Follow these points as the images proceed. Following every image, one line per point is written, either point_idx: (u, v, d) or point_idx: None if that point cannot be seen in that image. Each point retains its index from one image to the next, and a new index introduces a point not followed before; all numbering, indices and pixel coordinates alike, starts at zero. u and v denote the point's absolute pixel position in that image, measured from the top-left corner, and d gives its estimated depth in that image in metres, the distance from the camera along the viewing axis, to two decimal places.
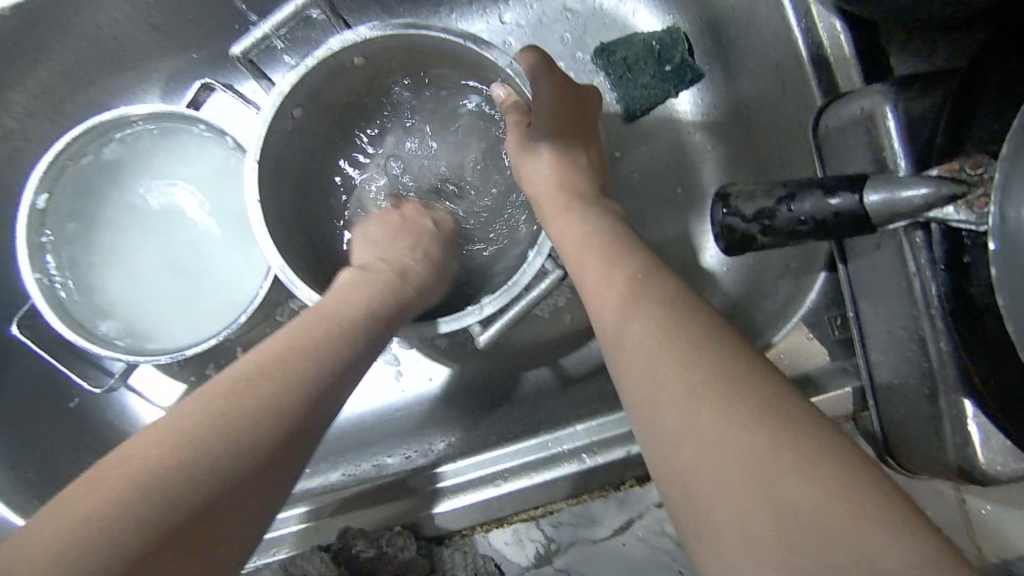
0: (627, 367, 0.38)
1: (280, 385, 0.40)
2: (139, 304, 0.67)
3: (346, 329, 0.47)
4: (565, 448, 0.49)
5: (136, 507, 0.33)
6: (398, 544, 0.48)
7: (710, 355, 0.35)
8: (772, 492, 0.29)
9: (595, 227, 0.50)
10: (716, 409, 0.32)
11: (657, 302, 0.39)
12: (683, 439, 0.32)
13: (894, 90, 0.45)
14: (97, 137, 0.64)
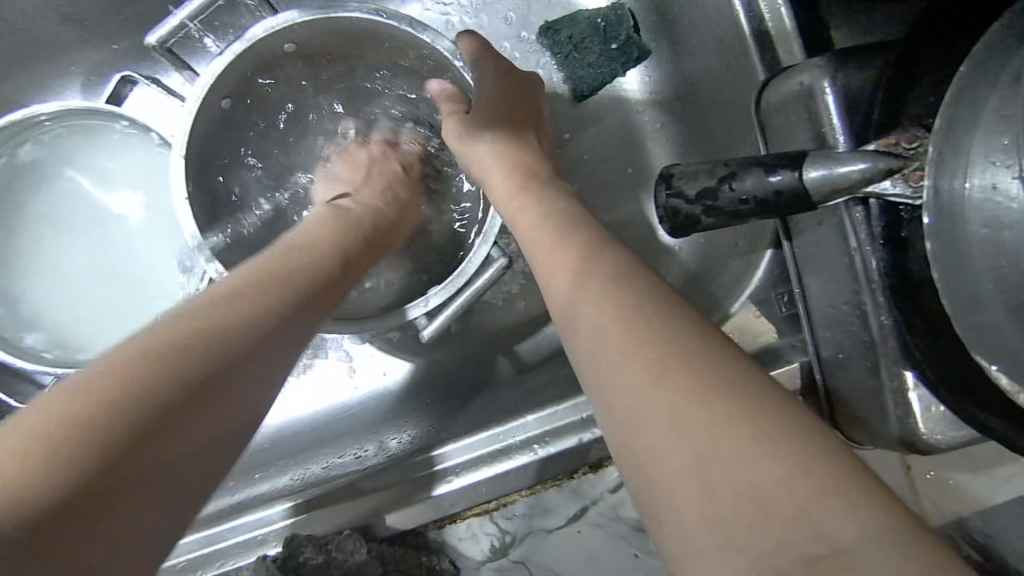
0: (583, 349, 0.36)
1: (218, 327, 0.36)
2: (70, 311, 0.63)
3: (297, 271, 0.42)
4: (517, 440, 0.48)
5: (51, 461, 0.29)
6: (347, 548, 0.46)
7: (667, 329, 0.33)
8: (732, 473, 0.28)
9: (550, 203, 0.46)
10: (675, 386, 0.31)
11: (612, 278, 0.37)
12: (641, 414, 0.31)
13: (832, 63, 0.44)
14: (11, 136, 0.60)
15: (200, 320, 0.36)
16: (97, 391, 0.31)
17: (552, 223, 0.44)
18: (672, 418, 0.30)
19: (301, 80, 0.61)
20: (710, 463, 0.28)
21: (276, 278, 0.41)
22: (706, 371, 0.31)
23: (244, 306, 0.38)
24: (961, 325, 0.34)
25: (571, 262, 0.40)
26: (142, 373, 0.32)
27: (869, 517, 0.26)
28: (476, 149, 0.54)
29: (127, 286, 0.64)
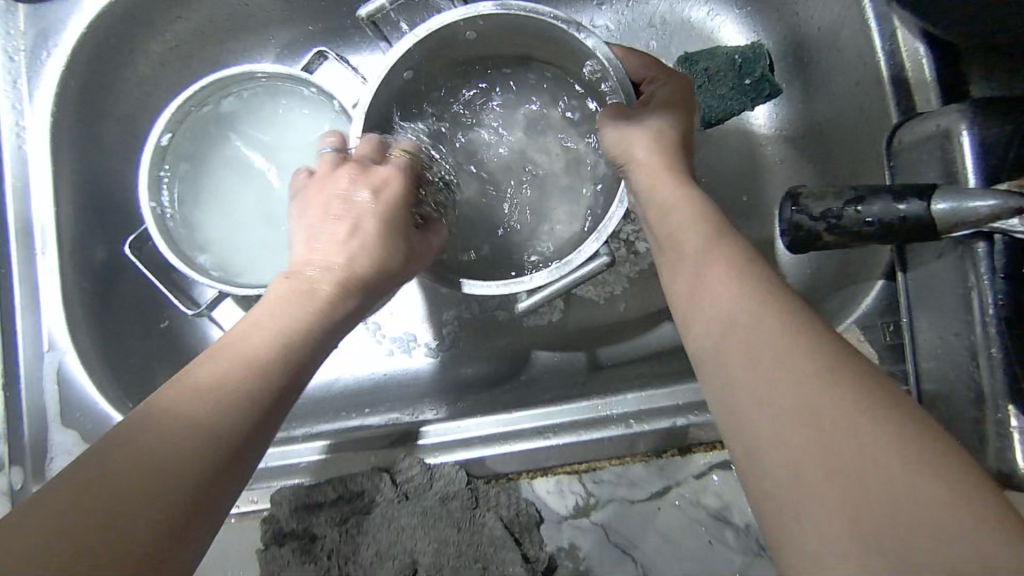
0: (709, 327, 0.37)
1: (230, 393, 0.39)
2: (234, 243, 0.72)
3: (289, 333, 0.43)
4: (613, 413, 0.53)
5: (98, 527, 0.32)
6: (448, 475, 0.52)
7: (797, 326, 0.34)
8: (852, 474, 0.29)
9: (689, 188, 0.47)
10: (802, 384, 0.32)
11: (747, 264, 0.39)
12: (759, 409, 0.33)
13: (972, 110, 0.47)
14: (218, 89, 0.70)
15: (230, 379, 0.40)
16: (121, 469, 0.34)
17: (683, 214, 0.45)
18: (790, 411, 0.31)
19: (466, 76, 0.63)
20: (832, 457, 0.29)
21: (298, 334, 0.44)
22: (830, 374, 0.32)
23: (263, 361, 0.41)
24: None
25: (704, 255, 0.41)
26: (161, 448, 0.35)
27: (980, 525, 0.26)
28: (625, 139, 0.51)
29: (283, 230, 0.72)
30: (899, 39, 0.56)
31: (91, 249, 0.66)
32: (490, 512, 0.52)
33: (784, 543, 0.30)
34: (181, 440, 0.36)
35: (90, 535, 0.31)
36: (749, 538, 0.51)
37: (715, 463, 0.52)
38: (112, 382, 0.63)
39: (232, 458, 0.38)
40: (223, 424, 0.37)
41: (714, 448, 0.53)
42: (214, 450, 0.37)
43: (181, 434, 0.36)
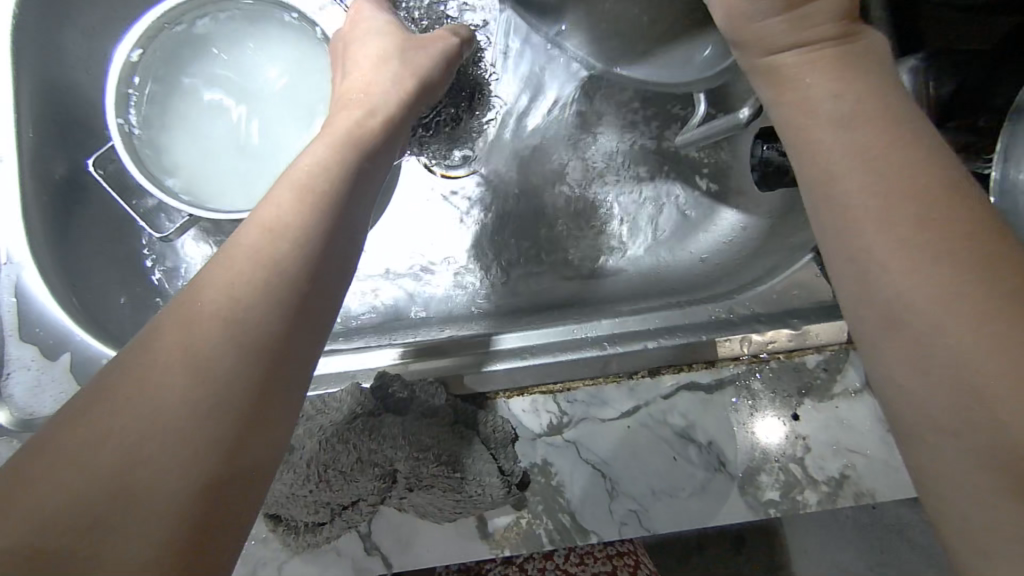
0: (829, 209, 0.35)
1: (234, 318, 0.34)
2: (206, 171, 0.70)
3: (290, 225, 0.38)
4: (589, 336, 0.56)
5: (153, 486, 0.29)
6: (428, 391, 0.53)
7: (942, 217, 0.32)
8: (977, 392, 0.29)
9: (838, 83, 0.36)
10: (945, 292, 0.31)
11: (884, 134, 0.34)
12: (904, 332, 0.32)
13: (926, 61, 0.51)
14: (193, 8, 0.67)
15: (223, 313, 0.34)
16: (151, 426, 0.30)
17: (827, 129, 0.35)
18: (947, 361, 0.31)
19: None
20: (978, 401, 0.30)
21: (302, 244, 0.37)
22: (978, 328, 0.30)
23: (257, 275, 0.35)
24: None
25: (860, 190, 0.34)
26: (179, 395, 0.31)
27: None
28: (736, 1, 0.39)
29: (256, 160, 0.71)
30: None
31: (52, 163, 0.64)
32: (467, 429, 0.53)
33: (915, 432, 0.32)
34: (205, 382, 0.32)
35: (149, 496, 0.29)
36: (711, 455, 0.54)
37: (682, 384, 0.55)
38: (68, 300, 0.60)
39: (277, 382, 0.34)
40: (234, 365, 0.33)
41: (681, 370, 0.56)
42: (251, 379, 0.33)
43: (199, 373, 0.32)
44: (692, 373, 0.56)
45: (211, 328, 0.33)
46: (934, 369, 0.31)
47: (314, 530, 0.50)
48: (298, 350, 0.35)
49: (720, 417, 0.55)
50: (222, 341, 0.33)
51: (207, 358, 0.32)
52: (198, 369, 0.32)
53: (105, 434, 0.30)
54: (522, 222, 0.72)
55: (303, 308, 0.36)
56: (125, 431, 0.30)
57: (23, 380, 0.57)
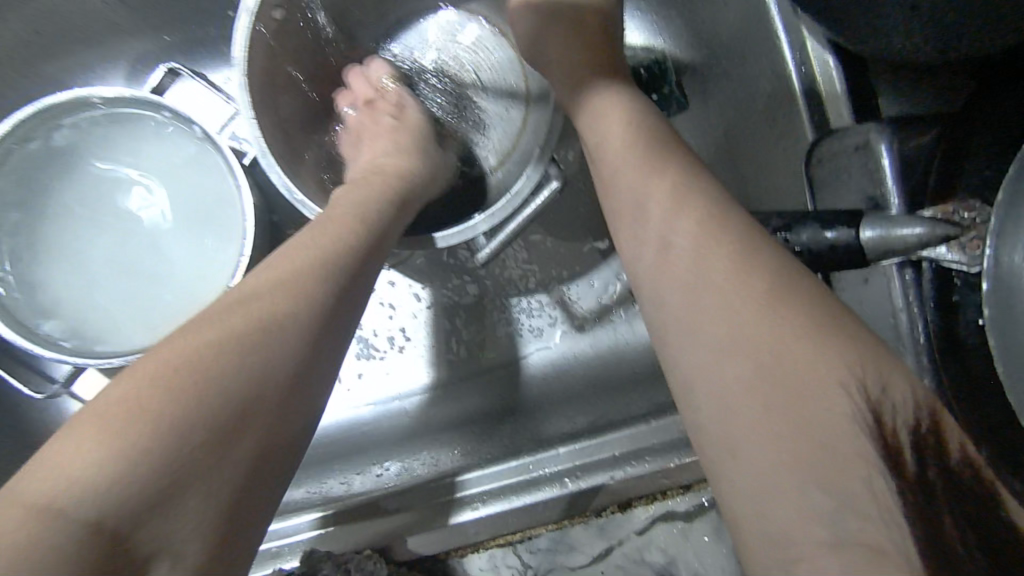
0: (676, 292, 0.32)
1: (214, 409, 0.31)
2: (89, 305, 0.62)
3: (287, 314, 0.35)
4: (547, 471, 0.47)
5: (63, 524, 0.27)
6: (367, 569, 0.46)
7: (797, 302, 0.30)
8: (829, 474, 0.26)
9: (679, 205, 0.34)
10: (801, 371, 0.28)
11: (717, 225, 0.33)
12: (747, 419, 0.28)
13: (888, 130, 0.46)
14: (43, 122, 0.60)
15: (230, 330, 0.33)
16: (96, 466, 0.28)
17: (665, 225, 0.34)
18: (812, 437, 0.27)
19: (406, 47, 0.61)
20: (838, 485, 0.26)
21: (294, 347, 0.35)
22: (809, 343, 0.28)
23: (254, 329, 0.34)
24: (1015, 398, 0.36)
25: (709, 265, 0.32)
26: (138, 457, 0.29)
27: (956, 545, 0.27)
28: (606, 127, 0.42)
29: (151, 281, 0.63)
30: (809, 51, 0.53)
31: None
32: None
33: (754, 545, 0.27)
34: (158, 465, 0.29)
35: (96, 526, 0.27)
36: None
37: (656, 515, 0.49)
38: None
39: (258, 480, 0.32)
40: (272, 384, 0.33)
41: (655, 500, 0.49)
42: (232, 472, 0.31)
43: (175, 461, 0.29)
44: (667, 501, 0.49)
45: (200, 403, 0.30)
46: (784, 460, 0.27)
47: None
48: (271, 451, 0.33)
49: (703, 548, 0.49)
50: (236, 371, 0.32)
51: (188, 441, 0.30)
52: (242, 340, 0.33)
53: (137, 401, 0.30)
54: (449, 324, 0.62)
55: (286, 400, 0.34)
56: (78, 465, 0.28)
57: None
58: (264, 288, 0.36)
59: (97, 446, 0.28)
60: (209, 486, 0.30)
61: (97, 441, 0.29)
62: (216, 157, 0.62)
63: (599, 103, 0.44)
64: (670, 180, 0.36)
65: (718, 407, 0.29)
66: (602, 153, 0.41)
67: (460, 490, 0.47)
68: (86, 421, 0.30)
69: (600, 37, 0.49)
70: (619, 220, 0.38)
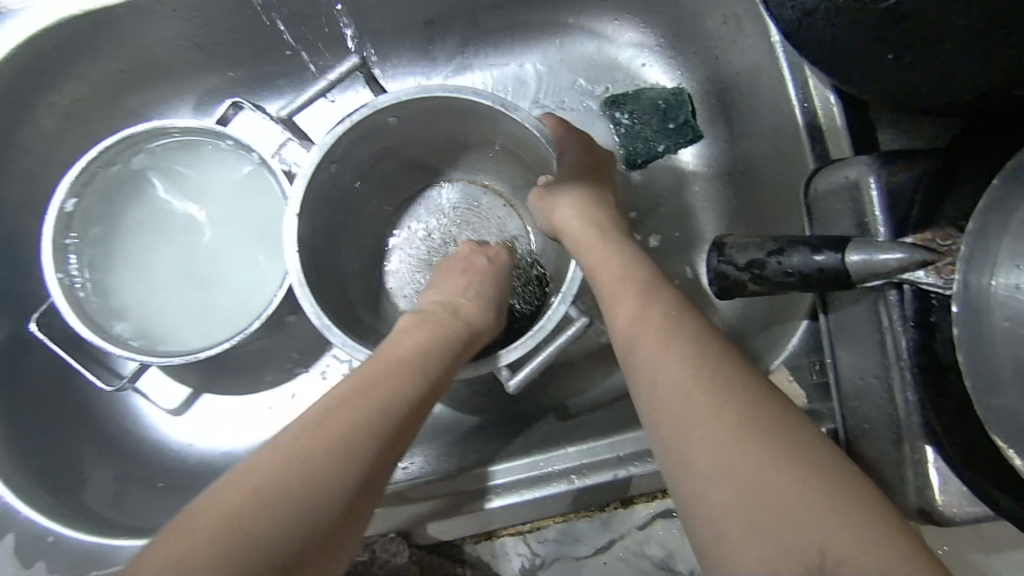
0: (659, 394, 0.42)
1: (347, 429, 0.42)
2: (156, 308, 0.69)
3: (402, 373, 0.47)
4: (556, 468, 0.52)
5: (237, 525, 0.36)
6: (390, 550, 0.51)
7: (747, 392, 0.40)
8: (790, 522, 0.34)
9: (663, 321, 0.45)
10: (756, 448, 0.37)
11: (690, 337, 0.43)
12: (719, 485, 0.36)
13: (880, 162, 0.49)
14: (126, 147, 0.68)
15: (361, 381, 0.45)
16: (263, 478, 0.39)
17: (650, 335, 0.45)
18: (770, 494, 0.35)
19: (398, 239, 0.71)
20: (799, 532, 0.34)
21: (400, 389, 0.46)
22: (762, 425, 0.38)
23: (358, 417, 0.43)
24: (983, 408, 0.40)
25: (680, 368, 0.42)
26: (292, 467, 0.39)
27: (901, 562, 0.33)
28: (576, 227, 0.56)
29: (210, 289, 0.70)
30: (810, 88, 0.58)
31: None
32: None
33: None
34: (309, 470, 0.39)
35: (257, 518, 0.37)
36: None
37: (657, 513, 0.53)
38: (23, 464, 0.60)
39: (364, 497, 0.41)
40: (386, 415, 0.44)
41: (655, 499, 0.53)
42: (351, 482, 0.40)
43: (317, 460, 0.40)
44: (667, 501, 0.53)
45: (340, 426, 0.42)
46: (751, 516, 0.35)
47: None
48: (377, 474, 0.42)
49: None
50: (344, 453, 0.41)
51: (322, 452, 0.40)
52: (370, 385, 0.45)
53: (300, 434, 0.41)
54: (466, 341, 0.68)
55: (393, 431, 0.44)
56: (253, 476, 0.39)
57: None
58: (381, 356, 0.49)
59: (265, 468, 0.39)
60: (334, 488, 0.39)
61: (271, 459, 0.40)
62: (271, 180, 0.70)
63: (579, 213, 0.57)
64: (654, 302, 0.47)
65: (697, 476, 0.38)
66: (586, 252, 0.54)
67: (493, 478, 0.51)
68: (217, 507, 0.37)
69: (590, 164, 0.62)
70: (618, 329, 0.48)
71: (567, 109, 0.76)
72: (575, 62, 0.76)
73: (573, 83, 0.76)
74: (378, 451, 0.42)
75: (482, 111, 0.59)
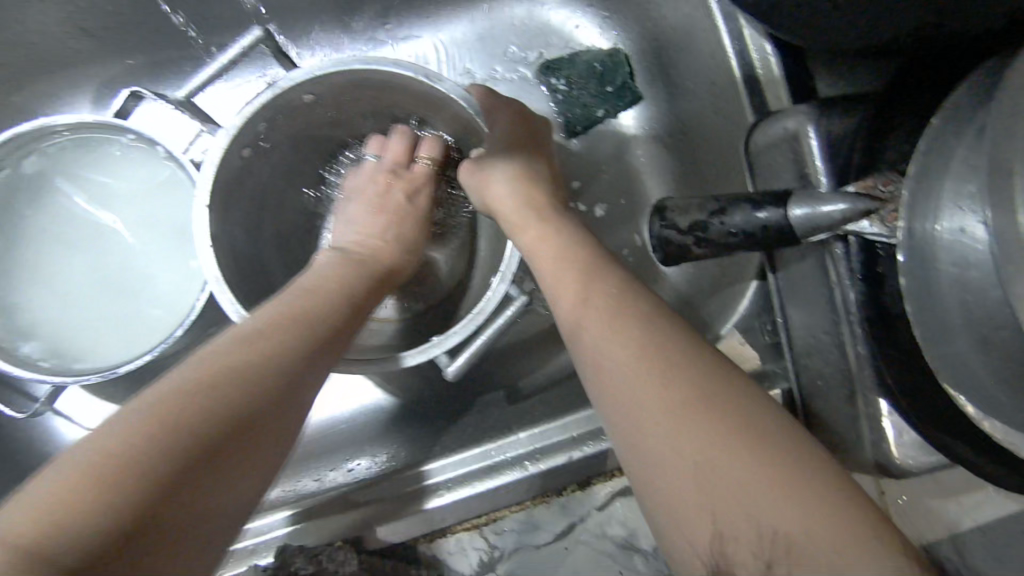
0: (604, 380, 0.39)
1: (241, 363, 0.37)
2: (67, 321, 0.64)
3: (290, 335, 0.41)
4: (508, 457, 0.49)
5: (86, 498, 0.30)
6: (337, 559, 0.47)
7: (694, 371, 0.37)
8: (746, 504, 0.32)
9: (609, 303, 0.42)
10: (705, 428, 0.34)
11: (635, 317, 0.40)
12: (673, 473, 0.34)
13: (817, 111, 0.47)
14: (13, 150, 0.62)
15: (240, 326, 0.41)
16: (129, 429, 0.33)
17: (594, 318, 0.42)
18: (725, 475, 0.33)
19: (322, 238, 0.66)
20: (755, 513, 0.31)
21: (294, 322, 0.42)
22: (711, 403, 0.35)
23: (250, 350, 0.39)
24: (934, 356, 0.38)
25: (624, 349, 0.39)
26: (154, 410, 0.34)
27: (865, 536, 0.30)
28: (515, 206, 0.54)
29: (128, 297, 0.65)
30: (746, 38, 0.56)
31: None
32: None
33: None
34: (204, 397, 0.35)
35: (116, 466, 0.31)
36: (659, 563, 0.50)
37: (617, 491, 0.51)
38: None
39: (263, 424, 0.37)
40: (287, 351, 0.40)
41: (614, 476, 0.51)
42: (251, 402, 0.36)
43: (205, 392, 0.35)
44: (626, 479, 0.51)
45: (253, 362, 0.38)
46: (706, 499, 0.33)
47: None
48: (284, 400, 0.38)
49: None
50: (230, 373, 0.37)
51: (216, 385, 0.36)
52: (272, 322, 0.41)
53: (166, 390, 0.35)
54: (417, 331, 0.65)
55: (300, 368, 0.40)
56: (114, 447, 0.32)
57: None
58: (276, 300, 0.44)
59: (120, 425, 0.33)
60: (213, 426, 0.34)
61: (144, 408, 0.34)
62: (182, 174, 0.64)
63: (512, 186, 0.55)
64: (598, 279, 0.44)
65: (650, 465, 0.35)
66: (520, 233, 0.52)
67: (427, 480, 0.49)
68: (74, 461, 0.31)
69: (527, 132, 0.59)
70: (561, 314, 0.45)
71: (500, 77, 0.72)
72: (504, 27, 0.72)
73: (505, 50, 0.72)
74: (278, 381, 0.38)
75: (404, 82, 0.55)
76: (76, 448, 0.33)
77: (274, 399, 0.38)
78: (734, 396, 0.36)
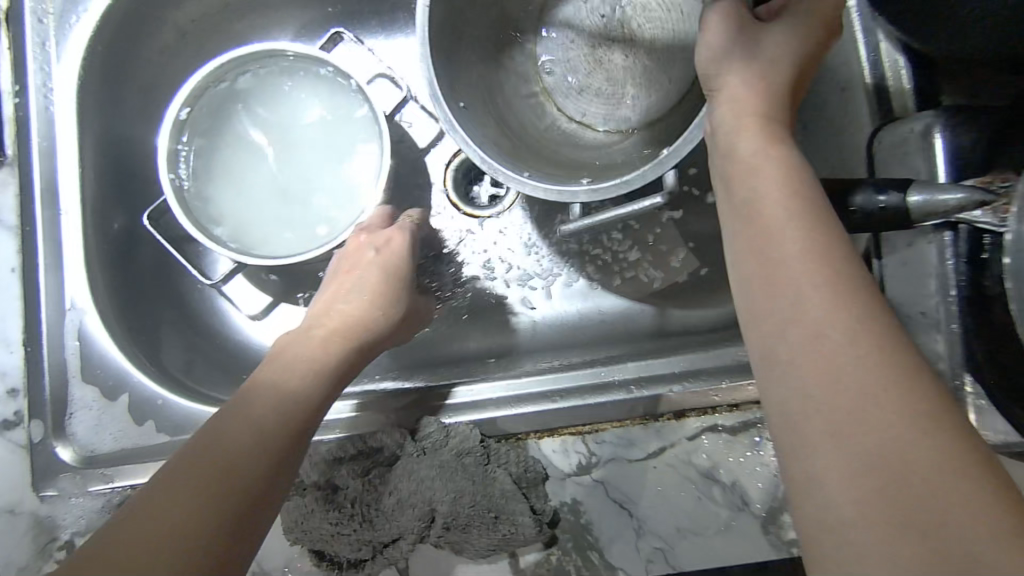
0: (774, 337, 0.38)
1: (275, 402, 0.49)
2: (248, 216, 0.76)
3: (330, 350, 0.54)
4: (615, 379, 0.59)
5: (158, 516, 0.39)
6: (462, 431, 0.57)
7: (875, 353, 0.34)
8: (904, 500, 0.30)
9: (807, 254, 0.39)
10: (877, 417, 0.32)
11: (829, 276, 0.37)
12: (832, 452, 0.33)
13: (943, 117, 0.53)
14: (234, 67, 0.74)
15: (284, 370, 0.52)
16: (197, 461, 0.43)
17: (792, 271, 0.39)
18: (878, 468, 0.31)
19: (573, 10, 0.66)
20: (911, 513, 0.30)
21: (305, 366, 0.52)
22: (885, 390, 0.33)
23: (294, 390, 0.50)
24: None
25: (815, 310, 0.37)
26: (233, 441, 0.45)
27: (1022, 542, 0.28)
28: (735, 92, 0.50)
29: (297, 206, 0.76)
30: (881, 51, 0.62)
31: (109, 219, 0.69)
32: (501, 467, 0.56)
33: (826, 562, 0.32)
34: (255, 431, 0.46)
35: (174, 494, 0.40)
36: (735, 495, 0.56)
37: (706, 427, 0.58)
38: (130, 345, 0.66)
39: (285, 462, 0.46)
40: (314, 390, 0.51)
41: (705, 413, 0.58)
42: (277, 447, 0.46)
43: (254, 428, 0.46)
44: (716, 416, 0.58)
45: (265, 405, 0.48)
46: (863, 490, 0.31)
47: (356, 565, 0.55)
48: (294, 427, 0.48)
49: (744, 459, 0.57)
50: (270, 415, 0.47)
51: (264, 419, 0.47)
52: (307, 367, 0.52)
53: (214, 430, 0.45)
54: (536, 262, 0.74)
55: (319, 404, 0.51)
56: (220, 454, 0.44)
57: (84, 419, 0.63)
58: (309, 334, 0.55)
59: (215, 451, 0.44)
60: (255, 455, 0.44)
61: (234, 443, 0.45)
62: (363, 108, 0.75)
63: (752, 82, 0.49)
64: (790, 225, 0.41)
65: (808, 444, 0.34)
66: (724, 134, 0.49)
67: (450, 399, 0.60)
68: (188, 471, 0.42)
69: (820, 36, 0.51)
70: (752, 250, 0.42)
71: None
72: None
73: None
74: (295, 436, 0.48)
75: None
76: (171, 475, 0.42)
77: (294, 438, 0.48)
78: (913, 384, 0.33)
